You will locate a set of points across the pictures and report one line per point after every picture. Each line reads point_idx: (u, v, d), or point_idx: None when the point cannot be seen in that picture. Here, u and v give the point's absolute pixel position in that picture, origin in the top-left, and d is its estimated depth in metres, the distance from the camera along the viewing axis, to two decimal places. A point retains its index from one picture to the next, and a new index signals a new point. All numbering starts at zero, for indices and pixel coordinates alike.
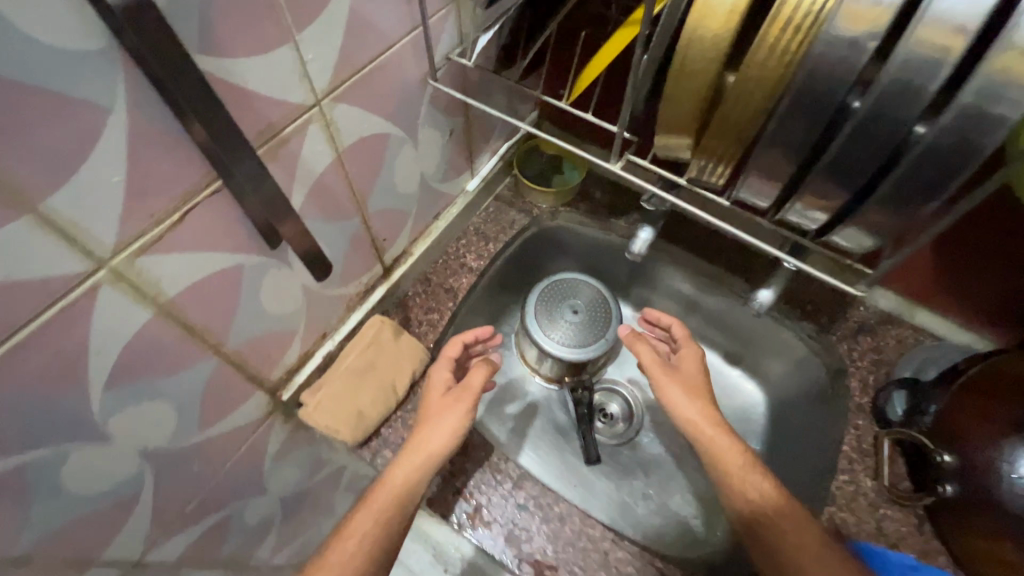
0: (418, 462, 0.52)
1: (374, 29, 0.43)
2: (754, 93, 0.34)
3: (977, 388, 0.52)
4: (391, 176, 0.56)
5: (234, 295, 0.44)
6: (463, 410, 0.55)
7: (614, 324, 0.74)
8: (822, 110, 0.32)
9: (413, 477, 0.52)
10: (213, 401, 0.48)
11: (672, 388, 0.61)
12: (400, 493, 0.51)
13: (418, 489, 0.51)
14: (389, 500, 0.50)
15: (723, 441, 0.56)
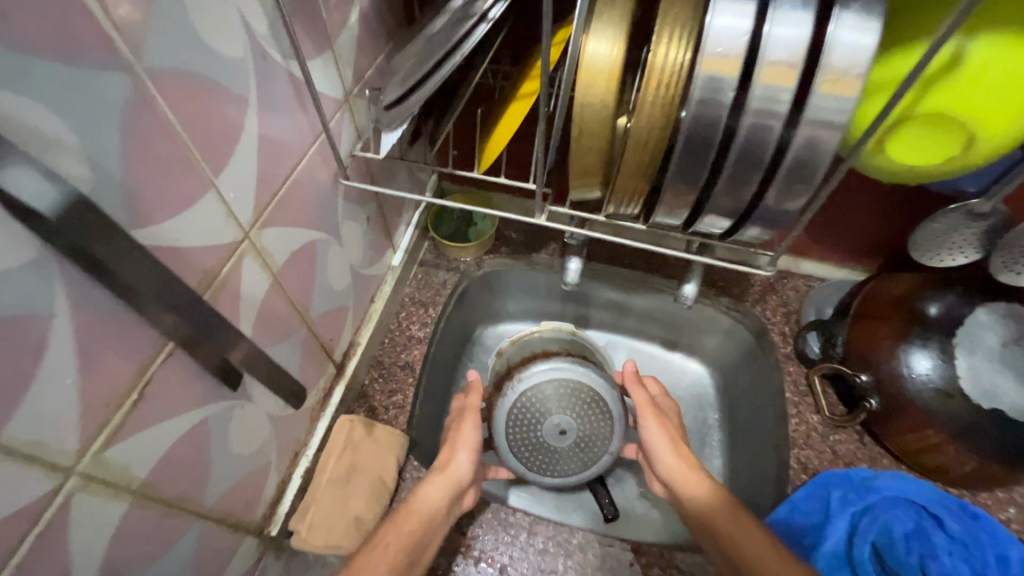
0: (439, 487, 0.53)
1: (283, 148, 0.44)
2: (649, 137, 0.38)
3: (865, 314, 0.64)
4: (325, 277, 0.56)
5: (206, 452, 0.41)
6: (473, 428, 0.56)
7: (619, 428, 0.59)
8: (703, 146, 0.35)
9: (435, 496, 0.52)
10: (206, 568, 0.45)
11: (656, 430, 0.57)
12: (423, 517, 0.51)
13: (440, 513, 0.52)
14: (413, 524, 0.51)
15: (699, 487, 0.53)
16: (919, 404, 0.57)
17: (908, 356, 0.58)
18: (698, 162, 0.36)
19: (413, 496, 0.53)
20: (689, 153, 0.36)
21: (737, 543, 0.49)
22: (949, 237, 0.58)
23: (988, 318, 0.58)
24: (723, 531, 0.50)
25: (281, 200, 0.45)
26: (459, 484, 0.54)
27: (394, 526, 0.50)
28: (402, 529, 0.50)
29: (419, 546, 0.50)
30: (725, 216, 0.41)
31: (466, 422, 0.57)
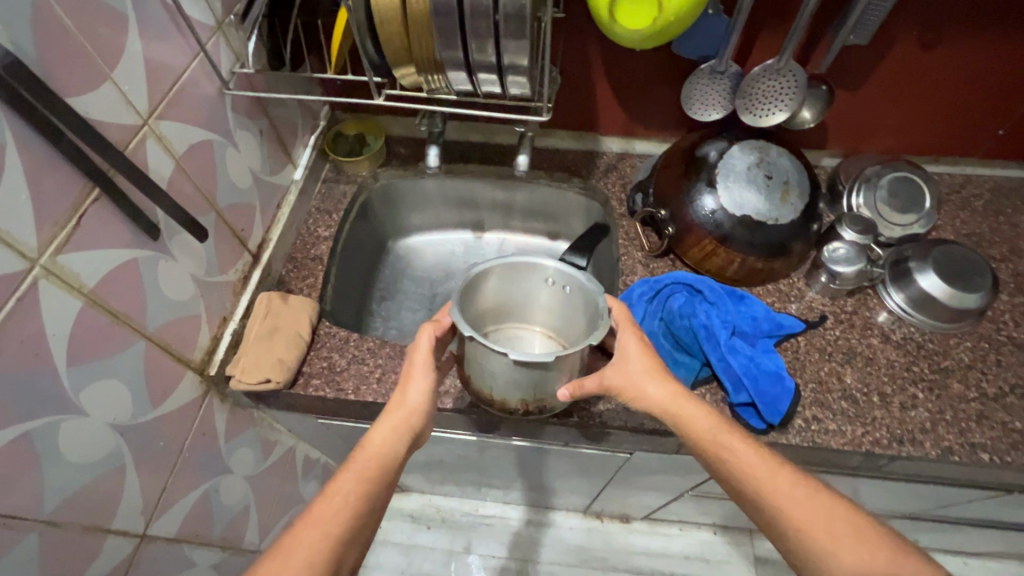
0: (389, 432, 0.60)
1: (167, 59, 0.58)
2: (421, 16, 0.54)
3: (665, 166, 0.83)
4: (227, 174, 0.70)
5: (140, 286, 0.57)
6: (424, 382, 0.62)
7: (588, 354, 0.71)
8: (445, 12, 0.52)
9: (388, 442, 0.59)
10: (156, 380, 0.60)
11: (638, 371, 0.59)
12: (379, 459, 0.58)
13: (392, 455, 0.59)
14: (370, 468, 0.57)
15: (690, 409, 0.57)
16: (698, 224, 0.77)
17: (690, 189, 0.78)
18: (449, 27, 0.54)
19: (366, 444, 0.59)
20: (443, 19, 0.53)
21: (727, 455, 0.56)
22: (710, 97, 0.78)
23: (739, 151, 0.77)
24: (716, 444, 0.56)
25: (172, 100, 0.59)
26: (411, 429, 0.61)
27: (338, 482, 0.56)
28: (351, 475, 0.56)
29: (381, 487, 0.57)
30: (489, 69, 0.58)
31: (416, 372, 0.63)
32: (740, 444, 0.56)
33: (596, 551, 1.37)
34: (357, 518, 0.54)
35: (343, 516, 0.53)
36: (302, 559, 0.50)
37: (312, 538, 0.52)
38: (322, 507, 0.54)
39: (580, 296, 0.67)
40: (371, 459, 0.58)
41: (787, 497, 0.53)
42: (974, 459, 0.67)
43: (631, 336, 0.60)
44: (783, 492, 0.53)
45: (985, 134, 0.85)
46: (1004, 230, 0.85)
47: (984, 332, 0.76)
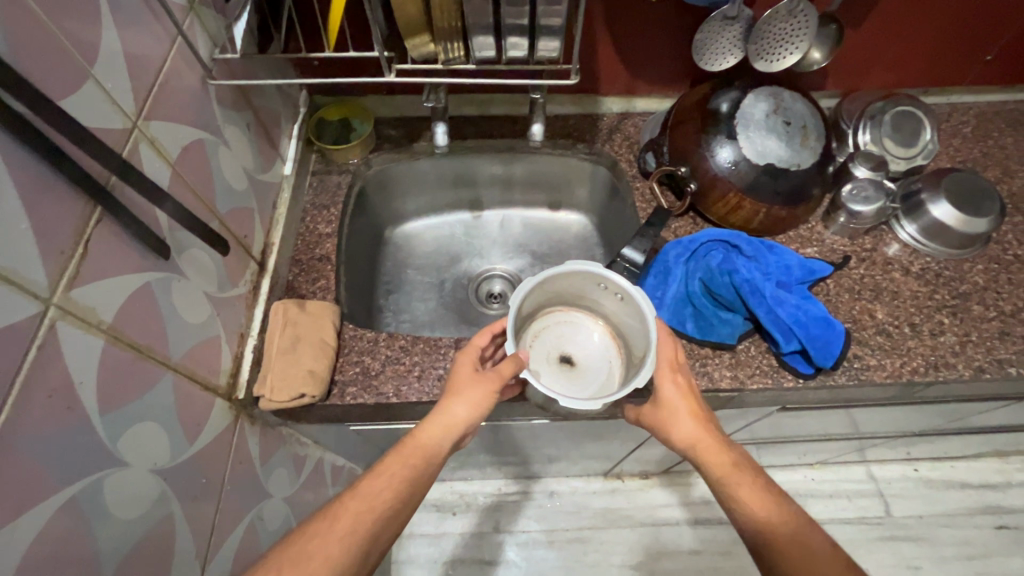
0: (440, 429, 0.57)
1: (146, 49, 0.50)
2: None
3: (679, 122, 0.81)
4: (222, 176, 0.63)
5: (158, 313, 0.50)
6: (489, 391, 0.58)
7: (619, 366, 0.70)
8: None
9: (437, 440, 0.57)
10: (189, 414, 0.55)
11: (682, 410, 0.59)
12: (424, 452, 0.56)
13: (437, 452, 0.56)
14: (415, 458, 0.55)
15: (716, 455, 0.58)
16: (721, 177, 0.76)
17: (710, 142, 0.76)
18: None
19: (415, 436, 0.56)
20: None
21: (734, 504, 0.55)
22: (721, 45, 0.76)
23: (754, 100, 0.76)
24: (734, 491, 0.55)
25: (158, 95, 0.51)
26: (459, 428, 0.57)
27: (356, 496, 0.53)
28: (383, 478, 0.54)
29: (419, 480, 0.55)
30: (517, 30, 0.53)
31: (481, 385, 0.58)
32: (758, 497, 0.55)
33: (621, 511, 1.40)
34: (395, 507, 0.53)
35: (371, 514, 0.52)
36: (336, 534, 0.50)
37: (355, 507, 0.52)
38: (362, 487, 0.53)
39: (636, 309, 0.64)
40: (410, 459, 0.55)
41: (791, 555, 0.51)
42: (1002, 374, 0.70)
43: (676, 373, 0.61)
44: (788, 550, 0.51)
45: (975, 61, 0.87)
46: (996, 153, 0.88)
47: (993, 254, 0.79)
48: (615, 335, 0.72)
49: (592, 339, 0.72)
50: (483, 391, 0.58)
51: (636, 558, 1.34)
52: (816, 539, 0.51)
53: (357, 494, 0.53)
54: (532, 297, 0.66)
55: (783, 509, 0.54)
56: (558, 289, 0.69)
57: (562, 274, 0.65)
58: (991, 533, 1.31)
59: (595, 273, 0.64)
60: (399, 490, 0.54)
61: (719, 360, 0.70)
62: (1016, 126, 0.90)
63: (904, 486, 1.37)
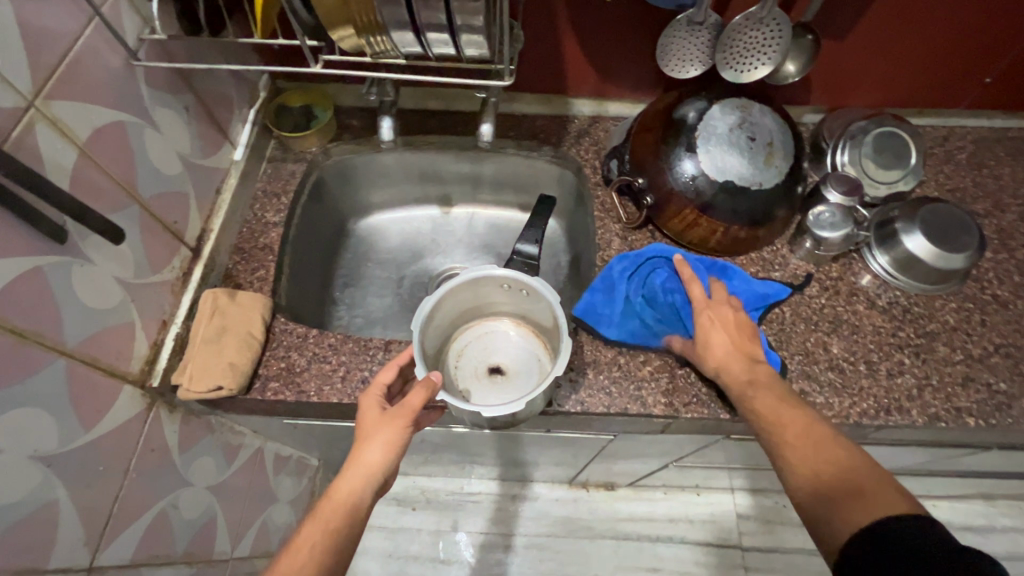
0: (361, 479, 0.52)
1: (52, 26, 0.49)
2: None
3: (642, 129, 0.77)
4: (149, 160, 0.62)
5: (49, 298, 0.49)
6: (402, 428, 0.54)
7: (548, 360, 0.68)
8: None
9: (359, 489, 0.52)
10: (86, 401, 0.54)
11: (719, 334, 0.61)
12: (349, 506, 0.51)
13: (362, 502, 0.52)
14: (339, 515, 0.51)
15: (739, 375, 0.58)
16: (678, 192, 0.72)
17: (670, 154, 0.72)
18: None
19: (333, 493, 0.52)
20: None
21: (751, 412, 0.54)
22: (688, 52, 0.72)
23: (721, 112, 0.71)
24: (756, 405, 0.54)
25: (65, 75, 0.50)
26: (379, 475, 0.53)
27: (302, 537, 0.50)
28: (321, 528, 0.50)
29: (346, 538, 0.50)
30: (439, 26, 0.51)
31: (388, 427, 0.54)
32: (771, 407, 0.53)
33: (583, 521, 1.37)
34: (323, 572, 0.48)
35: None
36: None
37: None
38: (282, 565, 0.48)
39: (539, 298, 0.63)
40: (342, 508, 0.51)
41: (800, 443, 0.49)
42: (959, 424, 0.65)
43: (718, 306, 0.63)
44: (795, 442, 0.50)
45: (972, 82, 0.80)
46: (989, 183, 0.82)
47: (969, 292, 0.74)
48: (533, 329, 0.70)
49: (513, 340, 0.70)
50: (394, 427, 0.54)
51: (593, 571, 1.31)
52: (818, 436, 0.49)
53: (292, 551, 0.49)
54: (430, 324, 0.64)
55: (796, 411, 0.52)
56: (458, 307, 0.67)
57: (447, 294, 0.63)
58: None
59: (486, 277, 0.63)
60: (315, 546, 0.49)
61: (655, 385, 0.67)
62: (1014, 155, 0.84)
63: None
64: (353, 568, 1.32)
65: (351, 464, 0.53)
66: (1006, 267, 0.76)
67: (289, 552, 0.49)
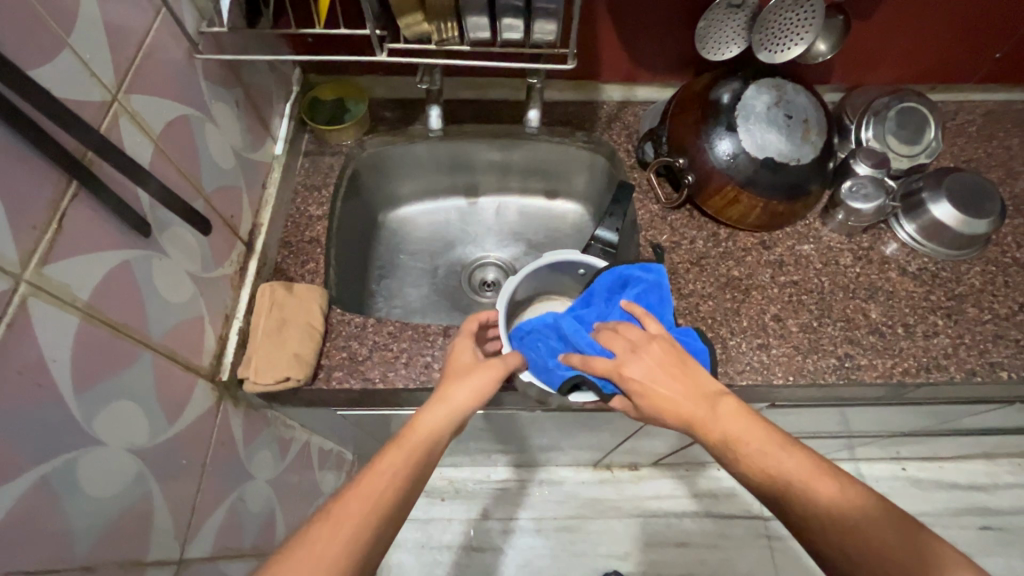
0: (447, 416, 0.54)
1: (126, 18, 0.49)
2: None
3: (679, 111, 0.79)
4: (208, 153, 0.61)
5: (138, 292, 0.49)
6: (491, 379, 0.58)
7: None
8: None
9: (442, 424, 0.53)
10: (170, 395, 0.54)
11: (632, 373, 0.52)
12: (432, 438, 0.52)
13: (443, 439, 0.53)
14: (420, 444, 0.50)
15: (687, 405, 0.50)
16: (718, 170, 0.74)
17: (710, 134, 0.74)
18: None
19: (417, 424, 0.52)
20: None
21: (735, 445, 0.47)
22: (725, 34, 0.75)
23: (756, 91, 0.74)
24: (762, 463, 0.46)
25: (140, 68, 0.50)
26: (459, 415, 0.55)
27: (376, 466, 0.47)
28: (404, 450, 0.49)
29: (424, 468, 0.49)
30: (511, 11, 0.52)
31: (479, 373, 0.58)
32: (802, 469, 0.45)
33: (609, 501, 1.40)
34: (401, 501, 0.46)
35: (376, 505, 0.45)
36: (341, 531, 0.42)
37: (359, 506, 0.44)
38: (364, 481, 0.46)
39: None
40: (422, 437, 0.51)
41: (791, 489, 0.44)
42: (993, 378, 0.70)
43: (630, 358, 0.53)
44: (791, 482, 0.44)
45: (983, 58, 0.85)
46: (1001, 154, 0.86)
47: (991, 256, 0.78)
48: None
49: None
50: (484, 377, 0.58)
51: (623, 549, 1.35)
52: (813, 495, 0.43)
53: (373, 470, 0.47)
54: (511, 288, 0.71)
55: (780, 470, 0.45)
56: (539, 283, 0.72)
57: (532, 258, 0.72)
58: (976, 533, 1.24)
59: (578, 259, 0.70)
60: (401, 472, 0.47)
61: None
62: (1021, 126, 0.89)
63: (892, 484, 1.29)
64: (387, 561, 1.33)
65: (438, 401, 0.55)
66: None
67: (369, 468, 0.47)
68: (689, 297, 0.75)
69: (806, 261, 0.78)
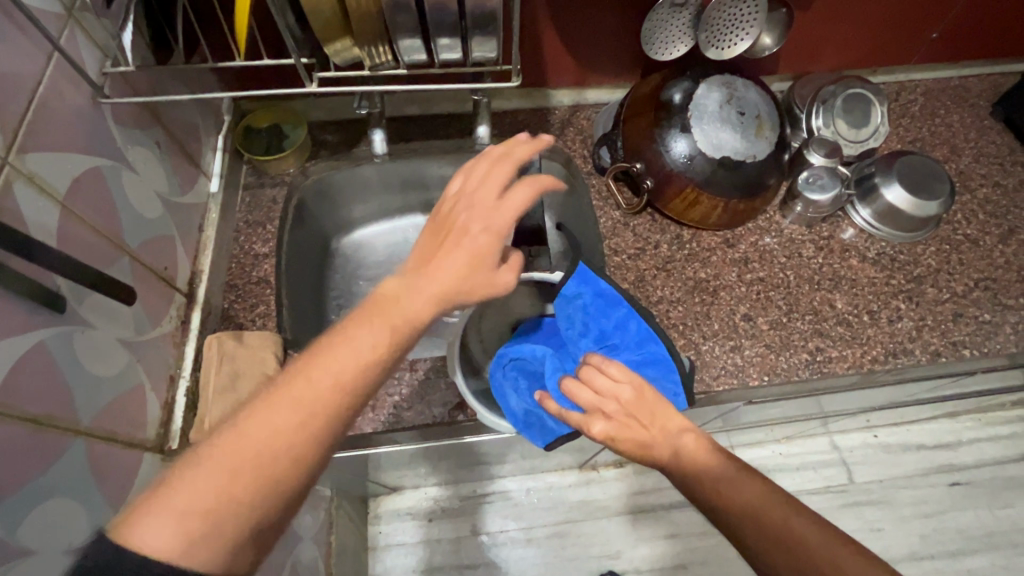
0: (432, 296, 0.39)
1: (11, 67, 0.43)
2: None
3: (631, 115, 0.77)
4: (129, 204, 0.56)
5: (57, 375, 0.44)
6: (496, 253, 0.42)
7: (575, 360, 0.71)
8: None
9: (425, 311, 0.39)
10: (113, 477, 0.49)
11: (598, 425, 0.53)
12: (407, 320, 0.38)
13: (419, 326, 0.39)
14: (394, 327, 0.38)
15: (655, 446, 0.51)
16: (676, 173, 0.73)
17: (663, 137, 0.73)
18: None
19: (396, 300, 0.39)
20: None
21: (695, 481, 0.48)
22: (671, 33, 0.74)
23: (706, 90, 0.73)
24: (715, 499, 0.45)
25: (34, 123, 0.45)
26: (452, 295, 0.40)
27: (321, 359, 0.35)
28: (362, 338, 0.36)
29: (397, 359, 0.37)
30: (446, 31, 0.49)
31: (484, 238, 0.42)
32: (760, 495, 0.44)
33: (598, 502, 1.36)
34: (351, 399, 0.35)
35: (338, 390, 0.35)
36: (288, 431, 0.33)
37: (312, 400, 0.33)
38: (315, 372, 0.34)
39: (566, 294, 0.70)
40: (398, 320, 0.38)
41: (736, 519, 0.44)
42: (957, 356, 0.71)
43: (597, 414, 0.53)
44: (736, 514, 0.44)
45: (920, 40, 0.87)
46: (943, 131, 0.88)
47: (944, 235, 0.80)
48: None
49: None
50: (480, 256, 0.42)
51: (614, 548, 1.32)
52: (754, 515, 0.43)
53: (315, 361, 0.35)
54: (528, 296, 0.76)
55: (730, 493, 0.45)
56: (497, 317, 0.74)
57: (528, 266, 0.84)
58: (945, 490, 1.28)
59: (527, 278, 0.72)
60: (367, 360, 0.36)
61: None
62: (959, 103, 0.91)
63: (866, 452, 1.32)
64: None
65: (422, 270, 0.41)
66: (971, 207, 0.82)
67: (309, 360, 0.35)
68: (659, 304, 0.74)
69: (770, 256, 0.78)
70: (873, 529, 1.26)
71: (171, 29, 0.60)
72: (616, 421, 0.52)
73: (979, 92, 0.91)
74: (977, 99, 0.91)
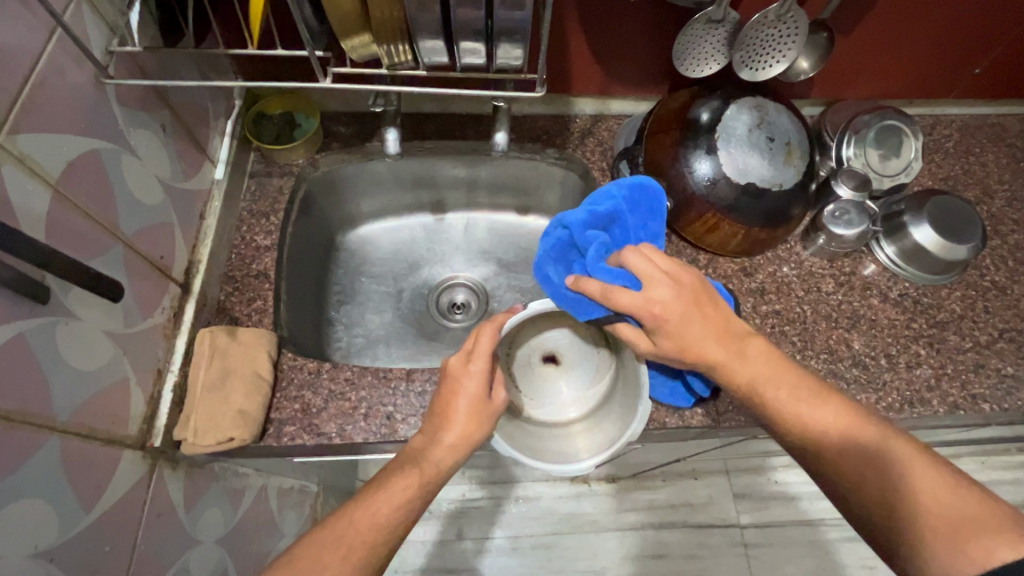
0: (452, 451, 0.49)
1: (8, 42, 0.41)
2: None
3: (656, 131, 0.74)
4: (127, 190, 0.54)
5: (35, 370, 0.43)
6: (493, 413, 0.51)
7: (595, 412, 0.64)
8: None
9: (453, 462, 0.50)
10: (89, 478, 0.47)
11: (661, 296, 0.48)
12: (438, 474, 0.49)
13: (447, 474, 0.50)
14: (425, 483, 0.48)
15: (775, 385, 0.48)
16: (698, 197, 0.69)
17: (688, 157, 0.69)
18: None
19: (426, 460, 0.49)
20: None
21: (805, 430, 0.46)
22: (704, 50, 0.71)
23: (736, 111, 0.70)
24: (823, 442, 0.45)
25: (30, 103, 0.42)
26: (470, 447, 0.50)
27: (361, 508, 0.46)
28: (399, 484, 0.47)
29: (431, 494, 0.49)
30: (470, 35, 0.47)
31: (463, 396, 0.51)
32: (878, 446, 0.43)
33: (587, 516, 1.30)
34: (386, 535, 0.46)
35: (377, 536, 0.45)
36: (345, 558, 0.44)
37: (365, 536, 0.45)
38: (367, 513, 0.46)
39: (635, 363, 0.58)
40: (426, 478, 0.48)
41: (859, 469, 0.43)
42: (976, 410, 0.68)
43: (658, 286, 0.48)
44: (875, 467, 0.43)
45: (963, 73, 0.83)
46: (977, 170, 0.85)
47: (971, 280, 0.77)
48: (599, 416, 0.64)
49: (579, 394, 0.66)
50: (489, 417, 0.51)
51: (600, 565, 1.26)
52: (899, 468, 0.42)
53: (361, 507, 0.46)
54: (572, 330, 0.69)
55: (862, 439, 0.44)
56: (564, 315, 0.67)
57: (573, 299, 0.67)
58: None
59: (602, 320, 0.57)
60: (413, 504, 0.47)
61: (692, 396, 0.67)
62: (996, 141, 0.87)
63: None
64: None
65: (442, 436, 0.50)
66: (1001, 253, 0.79)
67: (356, 506, 0.47)
68: None
69: (788, 287, 0.75)
70: (866, 566, 1.24)
71: (181, 10, 0.57)
72: (690, 313, 0.48)
73: (1018, 131, 0.88)
74: (1015, 138, 0.87)
